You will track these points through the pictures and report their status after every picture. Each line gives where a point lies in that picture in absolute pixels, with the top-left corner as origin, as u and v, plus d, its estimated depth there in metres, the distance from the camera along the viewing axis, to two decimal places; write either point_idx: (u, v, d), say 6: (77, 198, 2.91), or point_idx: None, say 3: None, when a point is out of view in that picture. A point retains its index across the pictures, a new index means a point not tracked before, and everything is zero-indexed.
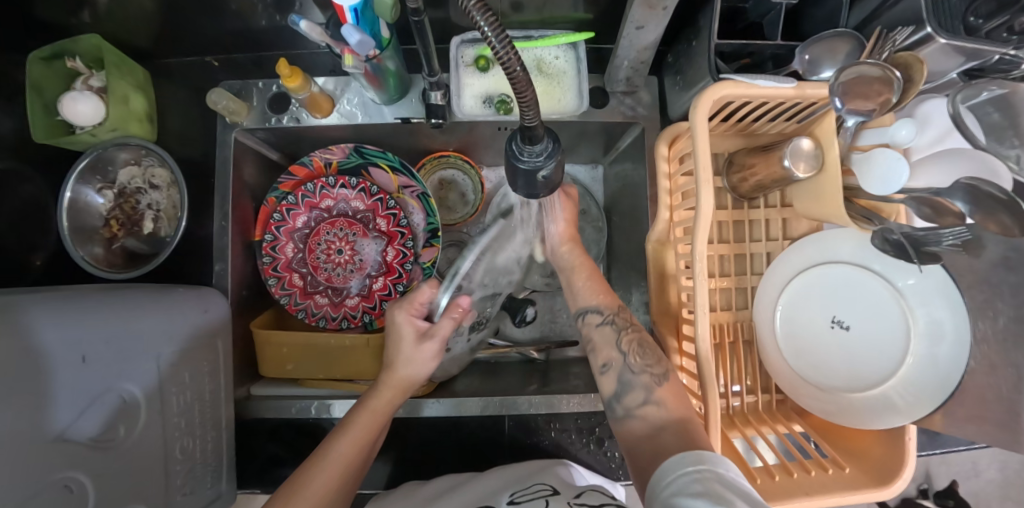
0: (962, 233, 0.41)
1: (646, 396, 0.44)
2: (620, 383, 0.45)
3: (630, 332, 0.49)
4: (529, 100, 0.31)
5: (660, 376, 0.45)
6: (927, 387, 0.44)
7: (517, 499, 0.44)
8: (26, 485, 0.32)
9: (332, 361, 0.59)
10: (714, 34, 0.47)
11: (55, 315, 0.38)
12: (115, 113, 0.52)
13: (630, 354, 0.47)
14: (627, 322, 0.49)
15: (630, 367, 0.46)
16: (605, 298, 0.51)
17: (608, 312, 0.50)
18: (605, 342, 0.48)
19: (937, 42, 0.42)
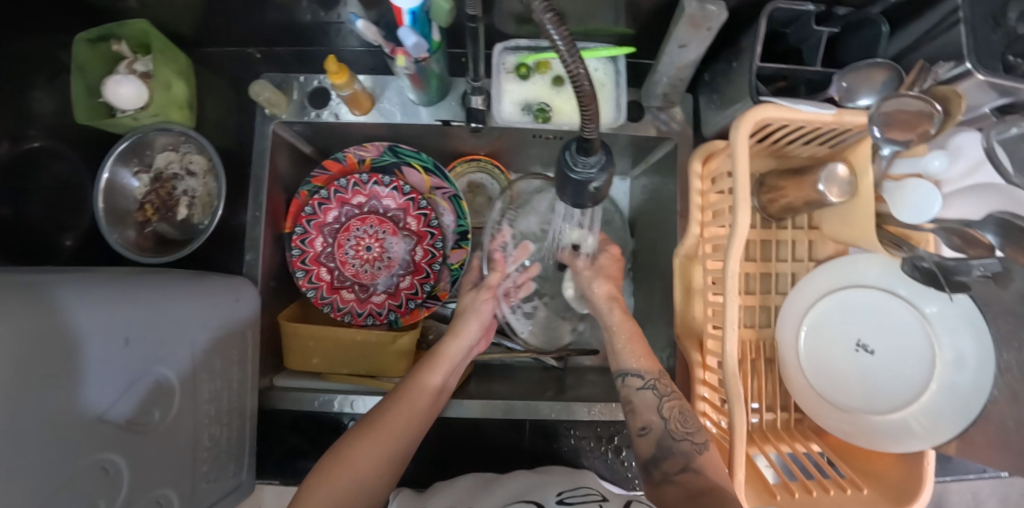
0: (991, 266, 0.41)
1: (687, 463, 0.43)
2: (660, 448, 0.45)
3: (672, 400, 0.48)
4: (592, 113, 0.31)
5: (701, 445, 0.44)
6: (948, 414, 0.44)
7: (567, 499, 0.45)
8: (68, 464, 0.32)
9: (359, 357, 0.59)
10: (757, 57, 0.48)
11: (99, 292, 0.38)
12: (158, 99, 0.52)
13: (672, 420, 0.47)
14: (670, 389, 0.49)
15: (670, 435, 0.45)
16: (647, 363, 0.51)
17: (649, 377, 0.50)
18: (646, 407, 0.48)
19: (975, 77, 0.43)
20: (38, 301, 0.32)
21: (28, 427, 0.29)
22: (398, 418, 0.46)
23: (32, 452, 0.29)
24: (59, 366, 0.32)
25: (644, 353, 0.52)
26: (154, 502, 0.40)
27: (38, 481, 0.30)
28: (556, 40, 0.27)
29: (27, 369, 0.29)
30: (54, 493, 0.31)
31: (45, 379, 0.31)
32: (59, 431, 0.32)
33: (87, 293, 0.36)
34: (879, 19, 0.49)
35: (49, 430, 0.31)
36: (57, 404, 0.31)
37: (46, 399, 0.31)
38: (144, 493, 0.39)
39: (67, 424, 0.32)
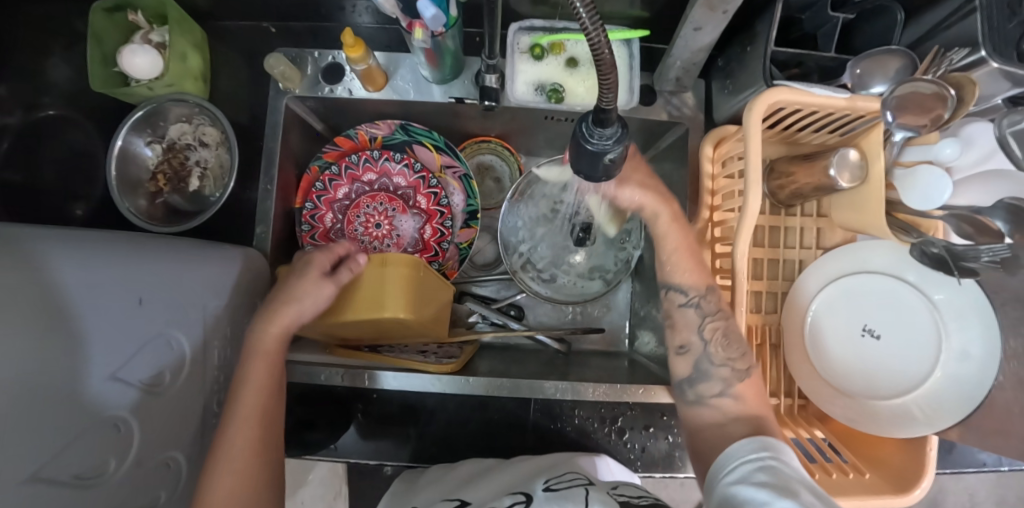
0: (1000, 251, 0.40)
1: (723, 388, 0.46)
2: (696, 370, 0.47)
3: (715, 320, 0.47)
4: (611, 84, 0.31)
5: (740, 372, 0.46)
6: (950, 399, 0.45)
7: (553, 486, 0.44)
8: (75, 417, 0.32)
9: (359, 296, 0.48)
10: (771, 41, 0.48)
11: (106, 256, 0.37)
12: (173, 70, 0.52)
13: (712, 342, 0.46)
14: (715, 306, 0.47)
15: (709, 358, 0.46)
16: (694, 278, 0.48)
17: (693, 294, 0.48)
18: (685, 324, 0.48)
19: (989, 65, 0.43)
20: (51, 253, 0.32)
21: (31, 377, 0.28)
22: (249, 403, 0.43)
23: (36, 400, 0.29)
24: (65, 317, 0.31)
25: (693, 265, 0.49)
26: (163, 464, 0.40)
27: (42, 433, 0.29)
28: (581, 14, 0.24)
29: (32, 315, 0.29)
30: (58, 449, 0.31)
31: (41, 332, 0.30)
32: (55, 386, 0.30)
33: (93, 251, 0.37)
34: (893, 6, 0.49)
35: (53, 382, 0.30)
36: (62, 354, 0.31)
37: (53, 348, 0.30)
38: (155, 453, 0.38)
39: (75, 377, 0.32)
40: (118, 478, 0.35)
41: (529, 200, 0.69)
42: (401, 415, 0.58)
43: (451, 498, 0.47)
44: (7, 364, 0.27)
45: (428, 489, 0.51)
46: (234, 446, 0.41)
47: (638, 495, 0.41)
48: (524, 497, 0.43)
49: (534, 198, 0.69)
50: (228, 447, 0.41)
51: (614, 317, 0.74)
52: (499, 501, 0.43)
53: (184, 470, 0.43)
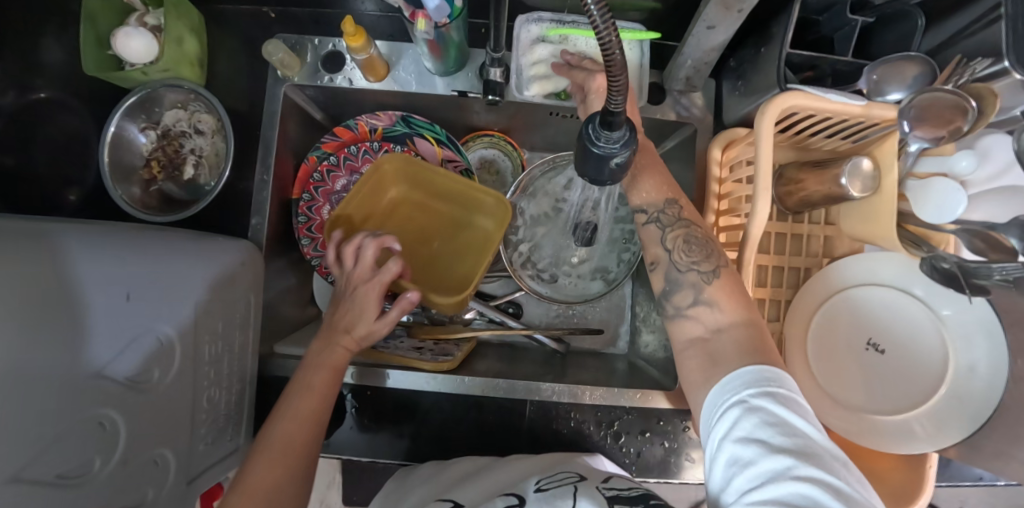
0: (1012, 272, 0.39)
1: (695, 295, 0.41)
2: (668, 281, 0.43)
3: (677, 228, 0.44)
4: (620, 88, 0.30)
5: (709, 275, 0.41)
6: (954, 418, 0.44)
7: (544, 486, 0.44)
8: (59, 414, 0.30)
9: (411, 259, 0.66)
10: (788, 44, 0.46)
11: (88, 261, 0.36)
12: (168, 54, 0.50)
13: (676, 251, 0.43)
14: (675, 218, 0.45)
15: (675, 267, 0.43)
16: (654, 194, 0.46)
17: (651, 212, 0.45)
18: (650, 241, 0.45)
19: (1013, 76, 0.41)
20: None
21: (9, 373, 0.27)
22: (303, 406, 0.45)
23: (16, 397, 0.28)
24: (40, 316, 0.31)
25: (653, 183, 0.46)
26: (152, 461, 0.39)
27: (25, 433, 0.28)
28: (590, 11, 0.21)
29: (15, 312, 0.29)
30: (47, 447, 0.30)
31: (33, 325, 0.30)
32: (45, 382, 0.30)
33: (87, 246, 0.37)
34: (914, 11, 0.47)
35: (37, 380, 0.29)
36: (44, 352, 0.30)
37: (35, 342, 0.30)
38: (145, 450, 0.38)
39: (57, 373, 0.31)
40: (103, 477, 0.34)
41: (526, 198, 0.68)
42: (395, 412, 0.58)
43: (443, 498, 0.47)
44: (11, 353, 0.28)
45: (422, 488, 0.51)
46: (276, 442, 0.43)
47: (628, 488, 0.42)
48: (515, 498, 0.43)
49: (532, 194, 0.68)
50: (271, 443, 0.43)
51: (613, 319, 0.73)
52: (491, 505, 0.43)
53: (173, 465, 0.41)
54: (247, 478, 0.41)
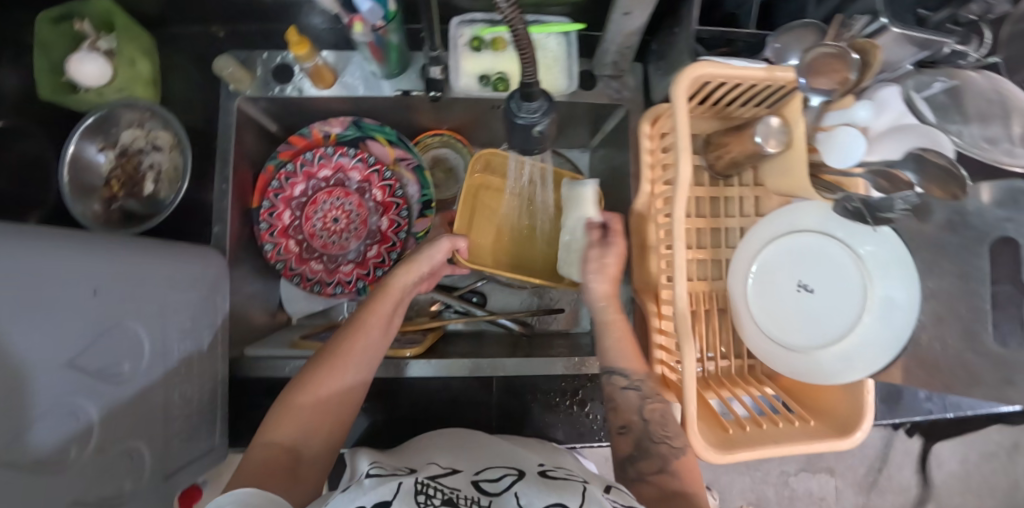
0: (910, 197, 0.44)
1: (663, 465, 0.50)
2: (637, 449, 0.52)
3: (655, 401, 0.52)
4: (529, 56, 0.35)
5: (678, 448, 0.50)
6: (879, 343, 0.48)
7: (549, 471, 0.44)
8: (43, 400, 0.33)
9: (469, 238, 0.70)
10: (694, 21, 0.51)
11: (72, 253, 0.37)
12: (124, 75, 0.54)
13: (652, 423, 0.51)
14: (653, 390, 0.53)
15: (648, 435, 0.51)
16: (637, 365, 0.53)
17: (635, 377, 0.53)
18: (628, 407, 0.53)
19: (891, 31, 0.47)
20: (31, 245, 0.34)
21: (8, 360, 0.30)
22: (333, 384, 0.47)
23: (10, 384, 0.30)
24: (36, 306, 0.33)
25: (633, 354, 0.54)
26: (126, 453, 0.41)
27: (13, 418, 0.31)
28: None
29: (17, 299, 0.31)
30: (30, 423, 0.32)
31: (25, 310, 0.32)
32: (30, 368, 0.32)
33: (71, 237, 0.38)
34: None
35: (27, 370, 0.32)
36: (35, 342, 0.33)
37: (23, 326, 0.32)
38: (116, 441, 0.40)
39: (40, 364, 0.33)
40: (81, 462, 0.37)
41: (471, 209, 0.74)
42: (369, 400, 0.60)
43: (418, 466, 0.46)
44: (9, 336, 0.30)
45: (423, 453, 0.49)
46: (307, 410, 0.45)
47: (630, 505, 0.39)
48: (518, 473, 0.43)
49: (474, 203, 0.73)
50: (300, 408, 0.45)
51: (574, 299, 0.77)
52: (491, 472, 0.43)
53: (149, 461, 0.44)
54: (275, 433, 0.43)
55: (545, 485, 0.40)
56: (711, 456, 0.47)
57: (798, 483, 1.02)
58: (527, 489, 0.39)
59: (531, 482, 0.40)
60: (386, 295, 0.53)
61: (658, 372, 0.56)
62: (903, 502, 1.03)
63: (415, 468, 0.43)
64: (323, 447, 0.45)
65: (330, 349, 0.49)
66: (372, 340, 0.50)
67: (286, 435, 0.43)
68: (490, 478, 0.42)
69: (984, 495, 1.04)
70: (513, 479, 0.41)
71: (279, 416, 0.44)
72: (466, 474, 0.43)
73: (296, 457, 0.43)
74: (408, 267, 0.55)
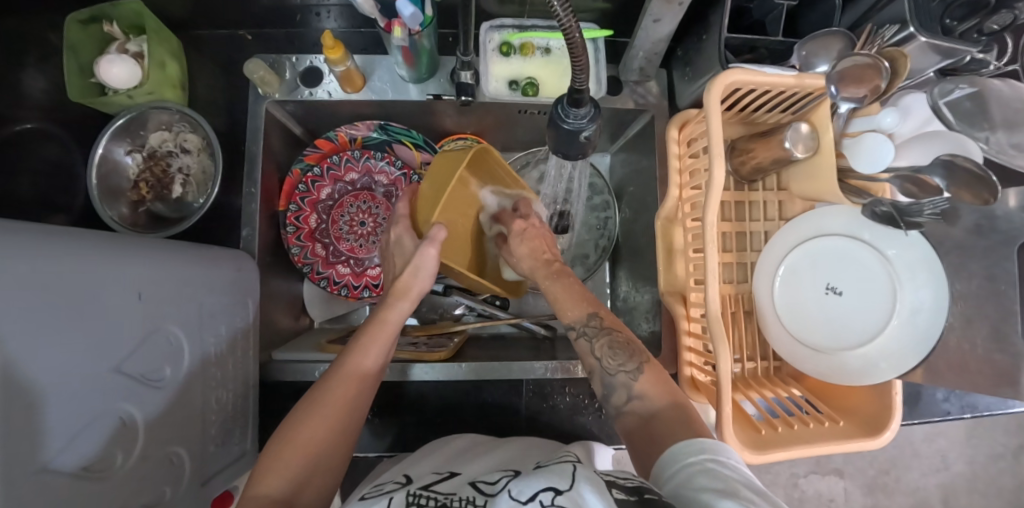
0: (940, 205, 0.45)
1: (629, 393, 0.46)
2: (604, 387, 0.48)
3: (602, 337, 0.50)
4: (582, 65, 0.35)
5: (634, 372, 0.47)
6: (908, 346, 0.49)
7: (544, 464, 0.43)
8: (91, 406, 0.33)
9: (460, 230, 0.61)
10: (724, 29, 0.52)
11: (116, 259, 0.37)
12: (154, 78, 0.54)
13: (603, 357, 0.49)
14: (598, 328, 0.51)
15: (606, 371, 0.48)
16: (578, 310, 0.53)
17: (579, 325, 0.52)
18: (584, 353, 0.50)
19: (918, 40, 0.49)
20: (79, 252, 0.33)
21: (52, 367, 0.30)
22: (317, 420, 0.43)
23: (54, 392, 0.30)
24: (77, 312, 0.32)
25: (573, 303, 0.53)
26: (167, 459, 0.41)
27: (61, 427, 0.30)
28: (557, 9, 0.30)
29: (61, 307, 0.31)
30: (76, 433, 0.32)
31: (71, 322, 0.32)
32: (78, 374, 0.32)
33: (115, 245, 0.38)
34: None
35: (71, 378, 0.31)
36: (83, 348, 0.32)
37: (70, 335, 0.31)
38: (157, 447, 0.40)
39: (88, 371, 0.33)
40: (124, 470, 0.36)
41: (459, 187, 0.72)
42: (396, 403, 0.60)
43: (442, 470, 0.47)
44: (53, 345, 0.30)
45: (420, 461, 0.49)
46: (293, 452, 0.41)
47: (624, 476, 0.38)
48: (514, 474, 0.43)
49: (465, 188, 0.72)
50: (285, 452, 0.41)
51: None
52: (490, 475, 0.44)
53: (187, 467, 0.44)
54: (255, 484, 0.40)
55: (538, 473, 0.39)
56: (746, 456, 0.47)
57: (808, 484, 1.04)
58: (519, 483, 0.39)
59: (525, 477, 0.39)
60: (380, 331, 0.51)
61: (686, 375, 0.56)
62: (912, 502, 1.04)
63: (411, 482, 0.45)
64: (318, 498, 0.41)
65: (319, 390, 0.46)
66: (366, 379, 0.48)
67: (278, 485, 0.40)
68: (487, 479, 0.43)
69: (989, 493, 1.06)
70: (509, 480, 0.41)
71: (268, 467, 0.41)
72: (465, 477, 0.45)
73: (289, 506, 0.39)
74: (401, 294, 0.53)
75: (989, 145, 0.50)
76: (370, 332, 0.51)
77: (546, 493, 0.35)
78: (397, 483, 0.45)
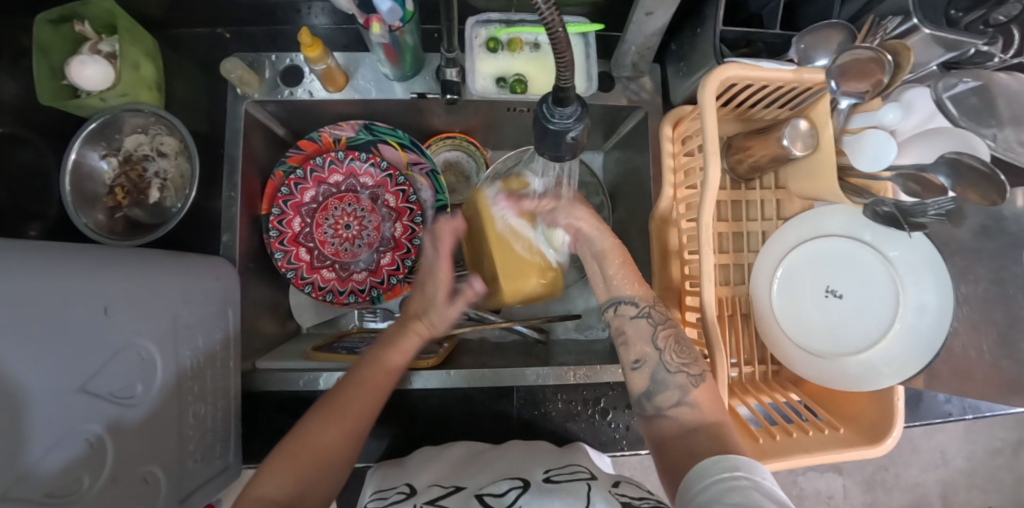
0: (945, 204, 0.44)
1: (681, 396, 0.44)
2: (654, 381, 0.46)
3: (667, 327, 0.48)
4: (567, 63, 0.33)
5: (697, 377, 0.45)
6: (914, 351, 0.47)
7: (554, 477, 0.42)
8: (53, 429, 0.32)
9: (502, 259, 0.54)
10: (719, 22, 0.50)
11: (83, 274, 0.35)
12: (127, 80, 0.52)
13: (667, 350, 0.47)
14: (663, 316, 0.49)
15: (665, 366, 0.46)
16: (638, 288, 0.50)
17: (643, 304, 0.49)
18: (639, 337, 0.48)
19: (922, 31, 0.46)
20: (39, 270, 0.32)
21: (7, 391, 0.28)
22: (324, 427, 0.45)
23: (16, 415, 0.29)
24: (37, 332, 0.31)
25: (634, 278, 0.50)
26: (142, 479, 0.40)
27: (18, 456, 0.29)
28: (540, 7, 0.27)
29: (17, 327, 0.29)
30: (39, 460, 0.30)
31: (32, 343, 0.30)
32: (41, 396, 0.31)
33: (80, 259, 0.36)
34: None
35: (30, 404, 0.30)
36: (45, 369, 0.31)
37: (32, 356, 0.30)
38: (131, 468, 0.38)
39: (53, 393, 0.32)
40: (94, 494, 0.35)
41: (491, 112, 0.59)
42: (385, 412, 0.58)
43: (445, 483, 0.45)
44: (12, 368, 0.28)
45: (424, 470, 0.48)
46: (296, 452, 0.43)
47: (638, 497, 0.38)
48: (522, 484, 0.42)
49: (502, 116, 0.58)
50: (290, 454, 0.43)
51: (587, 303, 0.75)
52: (496, 486, 0.42)
53: (164, 485, 0.43)
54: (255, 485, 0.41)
55: (552, 493, 0.39)
56: None
57: (806, 482, 1.02)
58: (532, 502, 0.38)
59: (539, 498, 0.39)
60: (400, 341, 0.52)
61: None
62: (910, 499, 1.03)
63: (415, 494, 0.44)
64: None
65: (332, 397, 0.47)
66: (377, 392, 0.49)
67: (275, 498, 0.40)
68: (494, 491, 0.41)
69: (990, 488, 1.04)
70: (518, 491, 0.40)
71: (271, 472, 0.42)
72: (469, 491, 0.43)
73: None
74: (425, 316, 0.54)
75: (996, 142, 0.49)
76: (380, 356, 0.51)
77: None
78: (402, 493, 0.44)
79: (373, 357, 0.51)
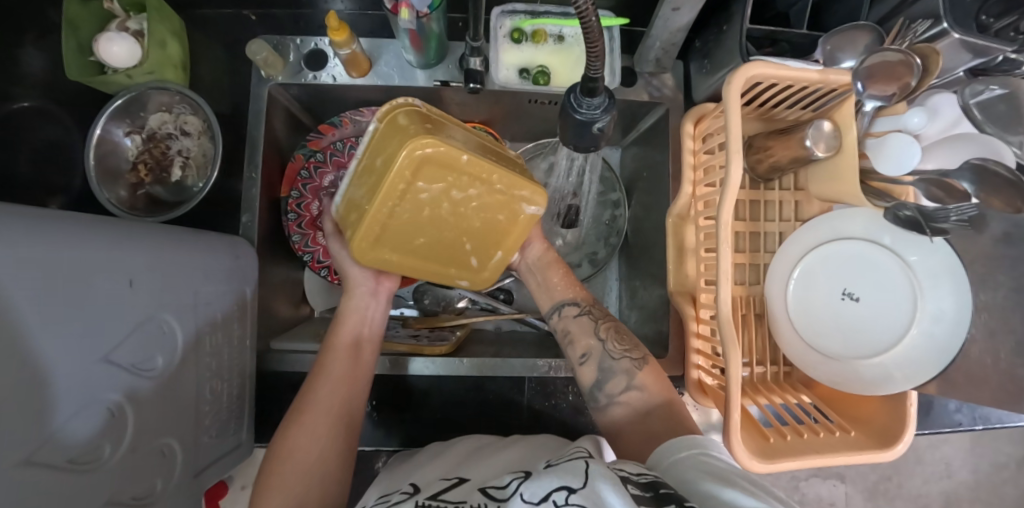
0: (968, 209, 0.44)
1: (627, 381, 0.49)
2: (601, 371, 0.50)
3: (605, 322, 0.54)
4: (598, 52, 0.33)
5: (638, 362, 0.50)
6: (928, 356, 0.47)
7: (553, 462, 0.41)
8: (79, 395, 0.32)
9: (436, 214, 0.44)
10: (746, 19, 0.49)
11: (112, 244, 0.36)
12: (153, 57, 0.52)
13: (608, 339, 0.52)
14: (601, 313, 0.55)
15: (608, 354, 0.51)
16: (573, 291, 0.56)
17: (583, 304, 0.55)
18: (582, 331, 0.53)
19: (952, 36, 0.46)
20: (74, 239, 0.32)
21: (37, 355, 0.28)
22: (310, 423, 0.45)
23: (44, 379, 0.29)
24: (69, 298, 0.31)
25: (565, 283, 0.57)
26: (159, 451, 0.41)
27: (45, 420, 0.29)
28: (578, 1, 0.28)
29: (50, 293, 0.30)
30: (63, 426, 0.31)
31: (63, 311, 0.31)
32: (69, 362, 0.31)
33: (109, 229, 0.37)
34: None
35: (60, 368, 0.30)
36: (73, 336, 0.31)
37: (62, 322, 0.30)
38: (149, 440, 0.39)
39: (80, 359, 0.32)
40: (114, 462, 0.35)
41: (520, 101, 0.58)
42: (395, 398, 0.59)
43: (450, 476, 0.45)
44: (42, 332, 0.29)
45: (428, 468, 0.49)
46: (292, 454, 0.43)
47: (637, 472, 0.36)
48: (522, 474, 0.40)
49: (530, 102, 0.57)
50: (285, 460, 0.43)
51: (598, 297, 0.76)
52: (499, 479, 0.41)
53: (180, 458, 0.44)
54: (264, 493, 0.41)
55: (550, 472, 0.37)
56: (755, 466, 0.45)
57: (808, 488, 1.02)
58: (529, 485, 0.37)
59: (539, 477, 0.37)
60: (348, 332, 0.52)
61: (694, 377, 0.55)
62: None
63: (418, 492, 0.44)
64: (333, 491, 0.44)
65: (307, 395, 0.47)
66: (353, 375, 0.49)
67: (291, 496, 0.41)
68: (497, 483, 0.40)
69: (992, 502, 1.04)
70: (519, 481, 0.38)
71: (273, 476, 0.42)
72: (473, 483, 0.43)
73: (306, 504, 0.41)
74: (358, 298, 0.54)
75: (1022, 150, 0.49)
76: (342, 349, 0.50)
77: (560, 493, 0.33)
78: (405, 493, 0.44)
79: (330, 351, 0.50)
